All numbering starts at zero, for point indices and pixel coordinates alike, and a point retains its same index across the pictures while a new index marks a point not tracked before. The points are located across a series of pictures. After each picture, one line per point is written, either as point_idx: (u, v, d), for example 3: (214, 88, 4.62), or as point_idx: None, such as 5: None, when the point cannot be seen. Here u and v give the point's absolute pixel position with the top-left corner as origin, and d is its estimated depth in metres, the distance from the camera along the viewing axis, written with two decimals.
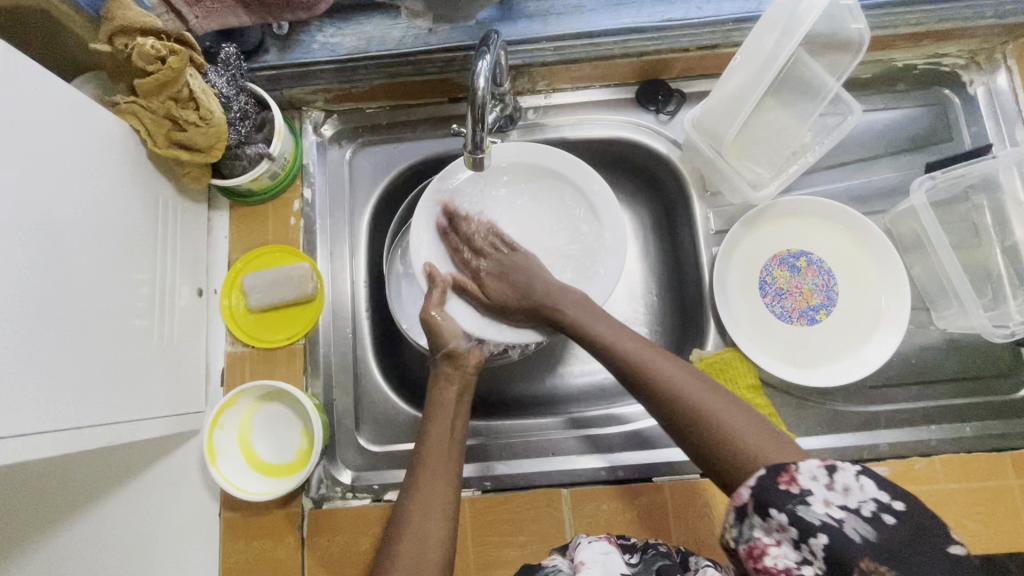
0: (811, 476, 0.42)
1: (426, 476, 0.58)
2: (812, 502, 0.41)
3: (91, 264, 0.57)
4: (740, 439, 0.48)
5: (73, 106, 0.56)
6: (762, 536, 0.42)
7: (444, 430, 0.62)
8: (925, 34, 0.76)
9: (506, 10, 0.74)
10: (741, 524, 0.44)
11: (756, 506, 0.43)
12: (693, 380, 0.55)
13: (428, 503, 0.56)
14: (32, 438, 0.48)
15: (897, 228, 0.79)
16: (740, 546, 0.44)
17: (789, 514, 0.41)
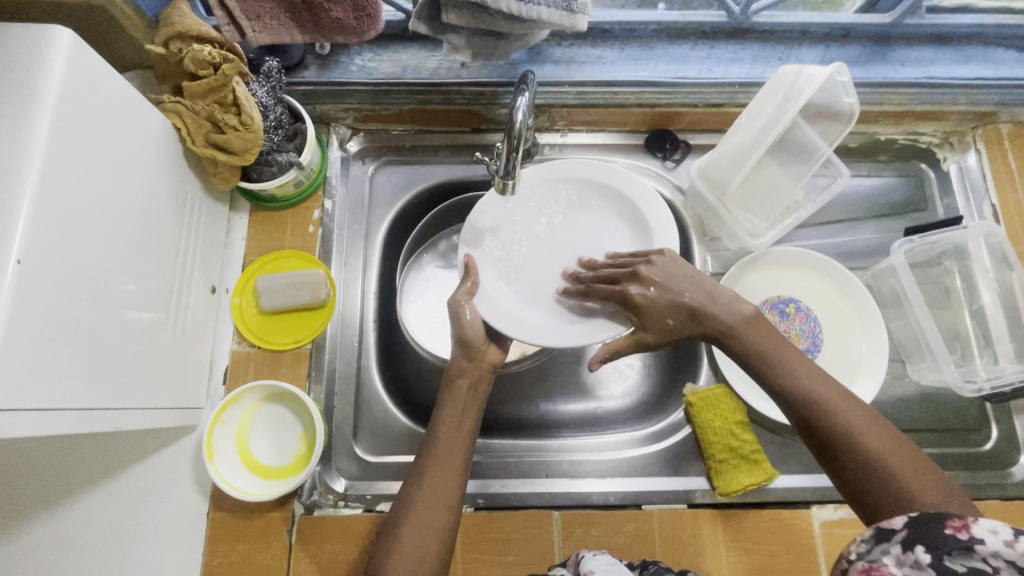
0: (987, 528, 0.38)
1: (439, 461, 0.61)
2: (974, 552, 0.37)
3: (124, 251, 0.59)
4: (905, 479, 0.51)
5: (126, 99, 0.58)
6: (891, 562, 0.41)
7: (456, 419, 0.64)
8: (906, 112, 0.84)
9: (535, 54, 0.80)
10: (874, 545, 0.43)
11: (903, 539, 0.41)
12: (861, 416, 0.56)
13: (436, 491, 0.59)
14: (52, 413, 0.48)
15: (878, 285, 0.86)
16: (861, 561, 0.43)
17: (935, 559, 0.38)
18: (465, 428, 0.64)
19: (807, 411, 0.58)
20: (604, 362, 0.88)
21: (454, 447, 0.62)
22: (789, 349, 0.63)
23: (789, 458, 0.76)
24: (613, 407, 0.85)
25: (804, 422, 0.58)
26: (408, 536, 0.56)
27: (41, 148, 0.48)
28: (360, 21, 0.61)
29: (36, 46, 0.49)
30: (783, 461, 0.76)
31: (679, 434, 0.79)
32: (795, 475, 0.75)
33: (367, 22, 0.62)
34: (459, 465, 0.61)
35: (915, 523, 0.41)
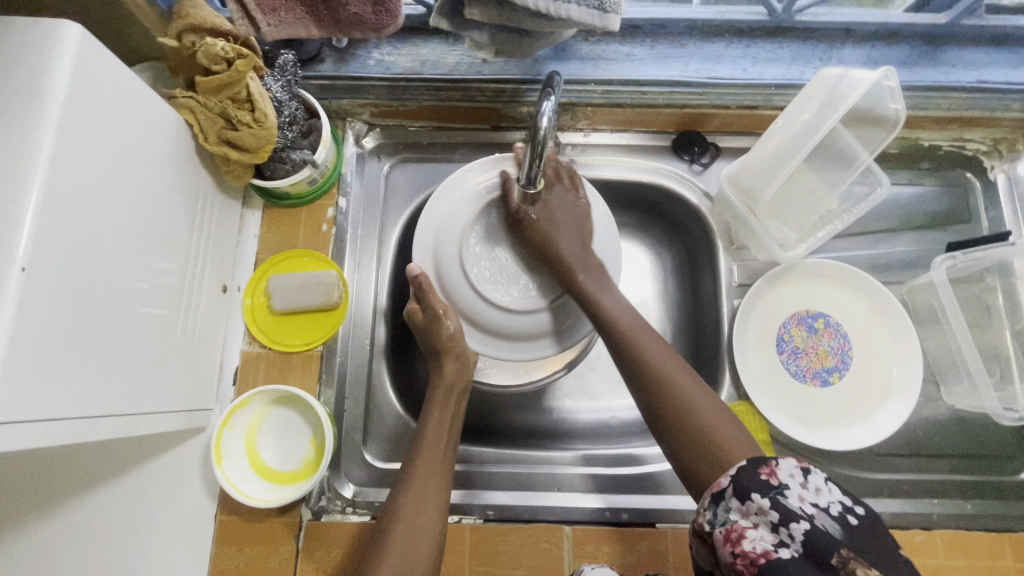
0: (788, 473, 0.45)
1: (425, 468, 0.62)
2: (789, 494, 0.44)
3: (132, 252, 0.57)
4: (709, 426, 0.54)
5: (136, 96, 0.56)
6: (739, 518, 0.45)
7: (438, 442, 0.65)
8: (955, 118, 0.79)
9: (561, 51, 0.76)
10: (718, 510, 0.47)
11: (736, 493, 0.46)
12: (678, 374, 0.59)
13: (424, 498, 0.60)
14: (59, 423, 0.48)
15: (913, 299, 0.81)
16: (716, 529, 0.46)
17: (771, 499, 0.44)
18: (448, 446, 0.66)
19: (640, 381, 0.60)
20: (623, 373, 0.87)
21: (436, 472, 0.62)
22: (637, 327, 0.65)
23: None
24: (629, 417, 0.84)
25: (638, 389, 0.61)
26: (397, 537, 0.57)
27: (46, 150, 0.46)
28: (379, 16, 0.58)
29: (42, 44, 0.47)
30: None
31: None
32: None
33: (386, 17, 0.58)
34: (440, 496, 0.61)
35: (738, 475, 0.47)
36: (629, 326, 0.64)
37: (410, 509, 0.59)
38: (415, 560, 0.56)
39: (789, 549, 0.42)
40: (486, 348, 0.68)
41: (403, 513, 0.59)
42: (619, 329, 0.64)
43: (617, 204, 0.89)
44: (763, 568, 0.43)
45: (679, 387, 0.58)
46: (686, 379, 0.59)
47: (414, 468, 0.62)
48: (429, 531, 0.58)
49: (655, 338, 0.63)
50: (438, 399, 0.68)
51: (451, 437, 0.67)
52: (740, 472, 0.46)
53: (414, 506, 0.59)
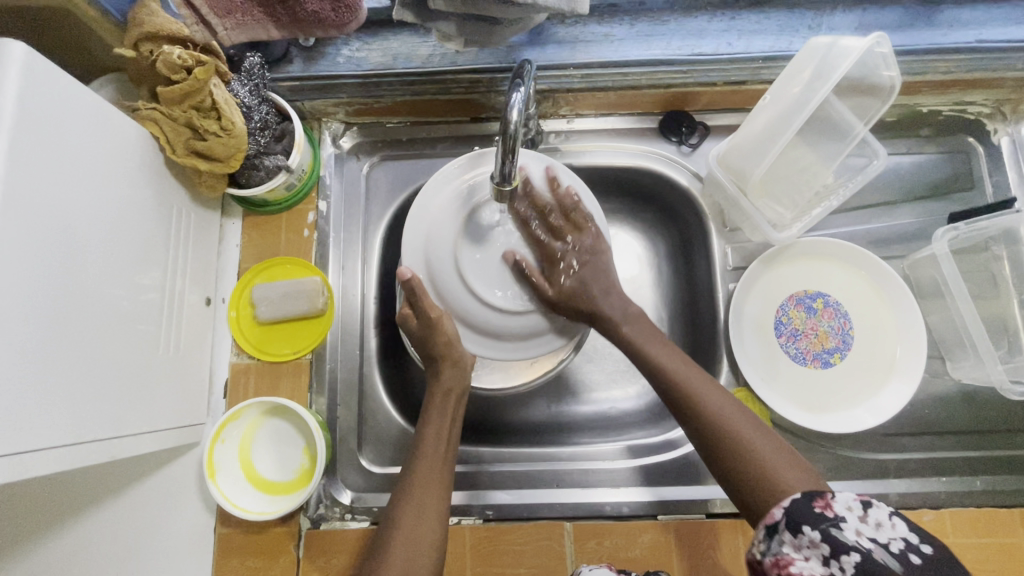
0: (845, 505, 0.43)
1: (423, 474, 0.60)
2: (845, 527, 0.42)
3: (104, 273, 0.56)
4: (772, 462, 0.52)
5: (92, 111, 0.55)
6: (791, 552, 0.43)
7: (438, 447, 0.63)
8: (955, 81, 0.75)
9: (536, 35, 0.73)
10: (771, 542, 0.45)
11: (789, 525, 0.44)
12: (737, 413, 0.56)
13: (422, 504, 0.58)
14: (36, 455, 0.47)
15: (916, 274, 0.78)
16: (767, 558, 0.45)
17: (822, 531, 0.42)
18: (449, 449, 0.63)
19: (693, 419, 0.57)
20: (619, 363, 0.85)
21: (437, 479, 0.60)
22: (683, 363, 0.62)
23: (816, 464, 0.72)
24: (628, 407, 0.83)
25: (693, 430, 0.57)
26: (396, 548, 0.55)
27: None
28: (338, 12, 0.56)
29: None
30: (809, 468, 0.72)
31: None
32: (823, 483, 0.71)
33: (347, 13, 0.57)
34: (440, 502, 0.59)
35: (792, 507, 0.45)
36: (674, 365, 0.62)
37: (409, 516, 0.57)
38: (414, 571, 0.54)
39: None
40: (483, 349, 0.65)
41: (402, 521, 0.57)
42: (660, 369, 0.62)
43: (606, 190, 0.86)
44: None
45: (736, 425, 0.55)
46: (744, 419, 0.56)
47: (414, 474, 0.61)
48: (432, 540, 0.56)
49: (702, 376, 0.60)
50: (437, 404, 0.66)
51: (452, 441, 0.64)
52: (794, 504, 0.45)
53: (414, 513, 0.57)
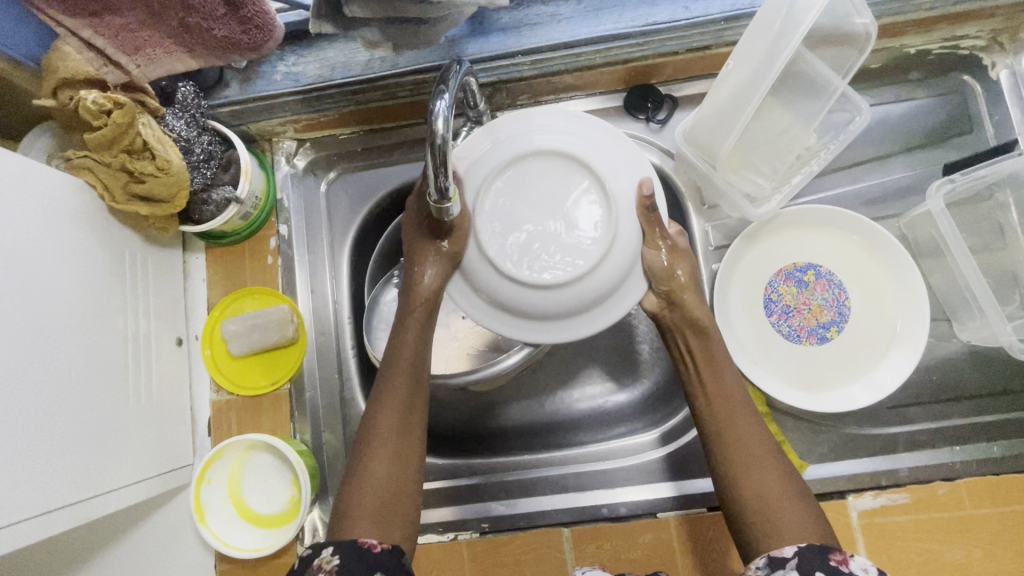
0: (860, 566, 0.44)
1: (399, 371, 0.61)
2: None
3: (61, 332, 0.55)
4: (778, 508, 0.53)
5: (16, 169, 0.52)
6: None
7: (414, 340, 0.62)
8: (942, 16, 0.68)
9: (478, 24, 0.68)
10: (771, 570, 0.47)
11: (799, 566, 0.46)
12: (772, 458, 0.56)
13: (397, 400, 0.59)
14: (7, 529, 0.46)
15: (914, 233, 0.73)
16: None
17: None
18: (423, 347, 0.63)
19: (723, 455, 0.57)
20: (609, 356, 0.83)
21: (408, 380, 0.61)
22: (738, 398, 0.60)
23: (820, 445, 0.69)
24: (622, 400, 0.81)
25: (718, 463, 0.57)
26: (377, 453, 0.57)
27: None
28: (251, 34, 0.58)
29: None
30: (812, 450, 0.69)
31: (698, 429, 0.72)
32: (827, 464, 0.68)
33: (259, 33, 0.59)
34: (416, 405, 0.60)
35: (802, 551, 0.47)
36: (733, 400, 0.59)
37: (387, 414, 0.59)
38: (395, 475, 0.57)
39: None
40: (504, 329, 0.57)
41: (383, 419, 0.59)
42: (717, 395, 0.60)
43: None
44: None
45: (763, 477, 0.55)
46: (777, 480, 0.54)
47: (392, 368, 0.61)
48: (409, 436, 0.59)
49: (753, 420, 0.58)
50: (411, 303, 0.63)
51: (425, 340, 0.63)
52: (808, 551, 0.47)
53: (395, 410, 0.59)
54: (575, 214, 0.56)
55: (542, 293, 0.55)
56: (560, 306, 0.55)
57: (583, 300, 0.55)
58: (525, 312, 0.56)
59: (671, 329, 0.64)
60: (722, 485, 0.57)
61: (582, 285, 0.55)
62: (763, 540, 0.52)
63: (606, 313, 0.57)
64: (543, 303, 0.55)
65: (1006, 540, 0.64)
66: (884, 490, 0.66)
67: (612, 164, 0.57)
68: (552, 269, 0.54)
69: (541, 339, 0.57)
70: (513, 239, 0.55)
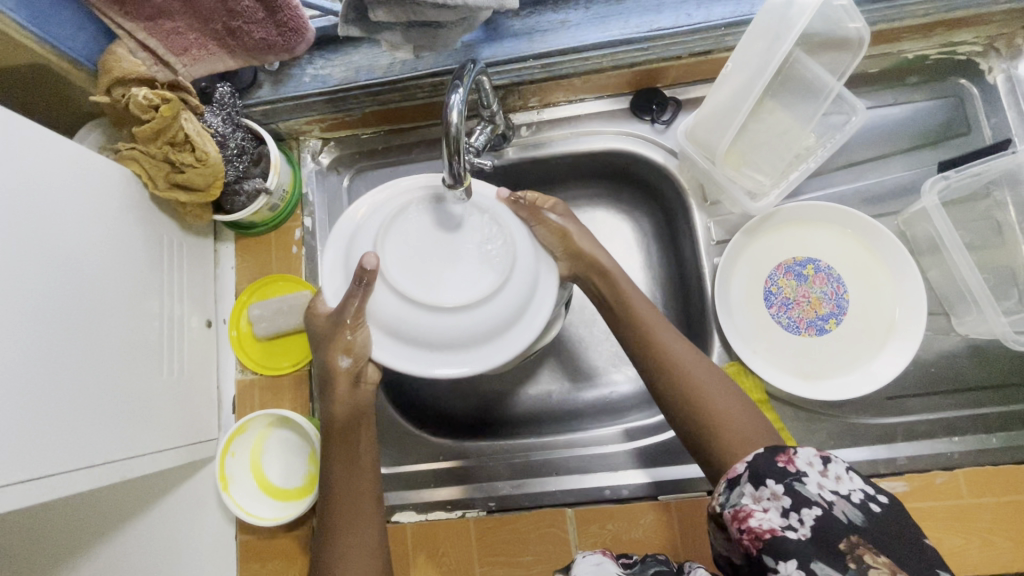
0: (807, 462, 0.48)
1: (344, 507, 0.62)
2: (807, 482, 0.47)
3: (105, 304, 0.60)
4: (709, 403, 0.58)
5: (72, 157, 0.58)
6: (751, 502, 0.48)
7: (348, 472, 0.63)
8: (937, 22, 0.71)
9: (493, 30, 0.73)
10: (732, 493, 0.50)
11: (753, 480, 0.49)
12: (692, 356, 0.62)
13: (355, 535, 0.61)
14: (56, 478, 0.51)
15: (912, 229, 0.75)
16: (727, 510, 0.49)
17: (786, 485, 0.47)
18: (361, 470, 0.64)
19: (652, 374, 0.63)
20: (614, 348, 0.86)
21: (353, 504, 0.62)
22: (649, 312, 0.66)
23: (818, 433, 0.71)
24: (627, 391, 0.83)
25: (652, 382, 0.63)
26: None
27: None
28: (286, 36, 0.64)
29: None
30: (811, 437, 0.71)
31: None
32: (827, 452, 0.69)
33: (294, 37, 0.64)
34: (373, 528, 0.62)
35: (755, 461, 0.49)
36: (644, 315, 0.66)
37: (349, 553, 0.60)
38: None
39: (797, 532, 0.45)
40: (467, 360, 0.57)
41: (346, 561, 0.59)
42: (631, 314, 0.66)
43: (581, 175, 0.86)
44: (768, 544, 0.46)
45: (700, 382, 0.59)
46: (698, 372, 0.60)
47: (336, 508, 0.62)
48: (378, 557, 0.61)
49: (676, 335, 0.64)
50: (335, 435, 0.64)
51: (362, 465, 0.64)
52: (758, 460, 0.49)
53: (354, 544, 0.60)
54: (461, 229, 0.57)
55: (469, 315, 0.55)
56: (507, 317, 0.57)
57: (520, 296, 0.57)
58: (484, 334, 0.56)
59: (579, 276, 0.69)
60: (665, 402, 0.61)
61: (514, 288, 0.57)
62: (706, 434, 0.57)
63: (542, 300, 0.60)
64: (490, 317, 0.56)
65: (1003, 529, 0.65)
66: (882, 478, 0.68)
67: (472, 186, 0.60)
68: (468, 290, 0.55)
69: (507, 354, 0.57)
70: (427, 279, 0.55)
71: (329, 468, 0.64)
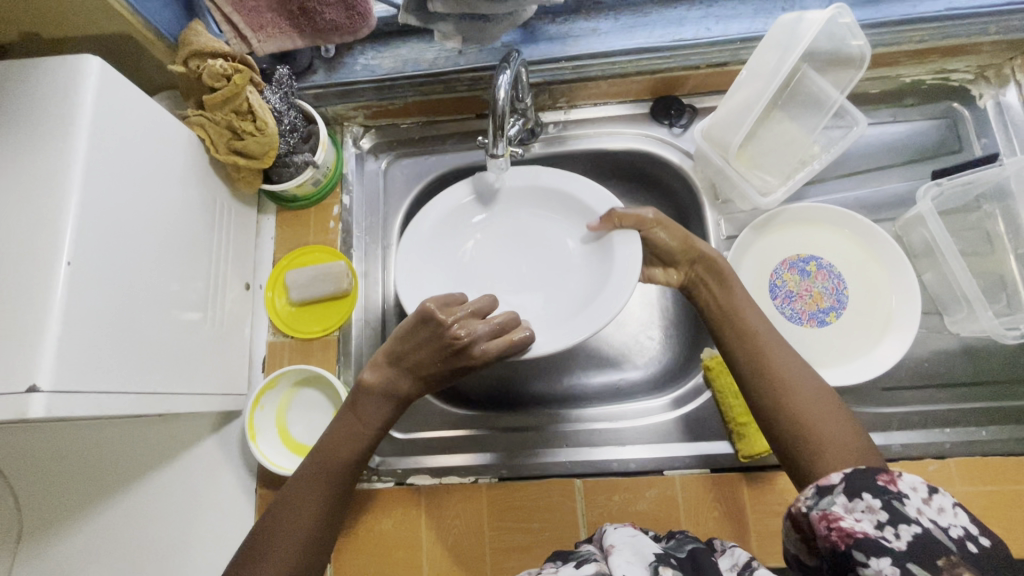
0: (911, 485, 0.43)
1: (320, 472, 0.59)
2: (907, 502, 0.42)
3: (169, 249, 0.65)
4: (815, 424, 0.53)
5: (155, 114, 0.64)
6: (841, 510, 0.43)
7: (345, 438, 0.61)
8: (932, 50, 0.78)
9: (530, 33, 0.80)
10: (820, 498, 0.45)
11: (846, 490, 0.44)
12: (804, 371, 0.58)
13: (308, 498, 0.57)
14: (112, 396, 0.54)
15: (908, 235, 0.81)
16: (813, 512, 0.45)
17: (884, 501, 0.42)
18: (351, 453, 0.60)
19: (762, 380, 0.58)
20: (625, 337, 0.90)
21: (328, 485, 0.58)
22: (769, 330, 0.62)
23: None
24: (636, 377, 0.87)
25: (757, 390, 0.58)
26: (278, 538, 0.54)
27: (81, 161, 0.53)
28: (353, 20, 0.71)
29: (70, 76, 0.55)
30: None
31: (696, 401, 0.79)
32: None
33: (359, 21, 0.71)
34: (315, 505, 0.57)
35: (850, 474, 0.45)
36: (757, 325, 0.62)
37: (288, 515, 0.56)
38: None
39: (891, 543, 0.39)
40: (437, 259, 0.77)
41: (282, 522, 0.55)
42: (743, 325, 0.63)
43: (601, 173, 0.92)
44: (857, 549, 0.40)
45: (797, 396, 0.56)
46: (813, 386, 0.56)
47: (311, 475, 0.59)
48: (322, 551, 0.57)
49: (786, 349, 0.60)
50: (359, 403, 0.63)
51: (355, 452, 0.61)
52: (855, 471, 0.45)
53: (306, 517, 0.56)
54: (559, 251, 0.77)
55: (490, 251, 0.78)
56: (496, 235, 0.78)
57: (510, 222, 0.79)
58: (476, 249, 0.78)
59: (688, 285, 0.70)
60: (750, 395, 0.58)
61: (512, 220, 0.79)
62: (804, 451, 0.53)
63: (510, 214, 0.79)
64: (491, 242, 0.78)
65: (992, 517, 0.68)
66: None
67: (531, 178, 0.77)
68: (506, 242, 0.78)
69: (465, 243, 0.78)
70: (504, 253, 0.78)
71: (334, 427, 0.62)
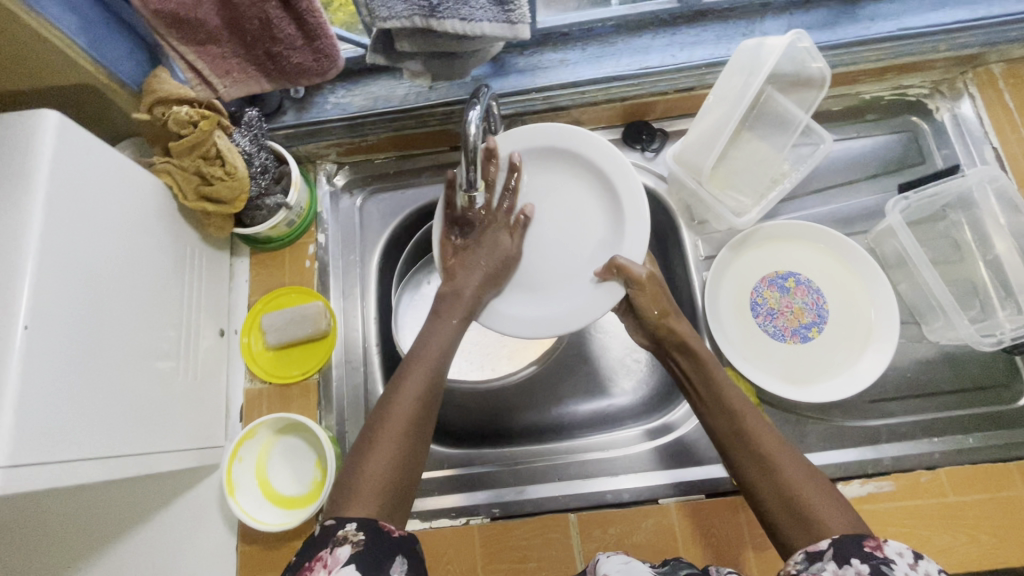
0: (896, 550, 0.45)
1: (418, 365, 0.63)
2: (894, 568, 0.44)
3: (137, 304, 0.63)
4: (801, 492, 0.53)
5: (119, 167, 0.62)
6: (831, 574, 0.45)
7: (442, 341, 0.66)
8: (887, 67, 0.81)
9: (499, 66, 0.81)
10: (810, 563, 0.47)
11: (834, 556, 0.46)
12: (780, 440, 0.58)
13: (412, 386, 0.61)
14: (77, 463, 0.51)
15: (880, 247, 0.83)
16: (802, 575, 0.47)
17: (872, 566, 0.44)
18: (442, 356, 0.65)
19: (742, 454, 0.59)
20: (611, 361, 0.89)
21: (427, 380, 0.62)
22: (744, 402, 0.62)
23: (809, 436, 0.74)
24: (624, 403, 0.86)
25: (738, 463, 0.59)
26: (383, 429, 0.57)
27: (38, 221, 0.51)
28: (320, 62, 0.68)
29: (26, 132, 0.53)
30: (802, 440, 0.74)
31: (684, 426, 0.78)
32: (817, 453, 0.73)
33: (326, 62, 0.69)
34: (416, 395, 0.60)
35: (839, 542, 0.47)
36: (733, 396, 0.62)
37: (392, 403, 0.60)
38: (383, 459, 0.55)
39: None
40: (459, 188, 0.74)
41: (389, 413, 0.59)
42: (718, 395, 0.63)
43: None
44: None
45: (779, 465, 0.56)
46: (790, 456, 0.56)
47: (411, 369, 0.63)
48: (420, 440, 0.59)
49: (760, 419, 0.60)
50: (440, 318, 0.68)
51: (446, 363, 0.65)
52: (841, 538, 0.47)
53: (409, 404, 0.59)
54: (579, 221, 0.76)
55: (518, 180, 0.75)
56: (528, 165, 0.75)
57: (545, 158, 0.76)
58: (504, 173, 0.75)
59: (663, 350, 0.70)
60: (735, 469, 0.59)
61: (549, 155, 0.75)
62: (789, 523, 0.53)
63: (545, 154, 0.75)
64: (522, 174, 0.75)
65: (986, 526, 0.68)
66: (870, 478, 0.71)
67: (580, 143, 0.74)
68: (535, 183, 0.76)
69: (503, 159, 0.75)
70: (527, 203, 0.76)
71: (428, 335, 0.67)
